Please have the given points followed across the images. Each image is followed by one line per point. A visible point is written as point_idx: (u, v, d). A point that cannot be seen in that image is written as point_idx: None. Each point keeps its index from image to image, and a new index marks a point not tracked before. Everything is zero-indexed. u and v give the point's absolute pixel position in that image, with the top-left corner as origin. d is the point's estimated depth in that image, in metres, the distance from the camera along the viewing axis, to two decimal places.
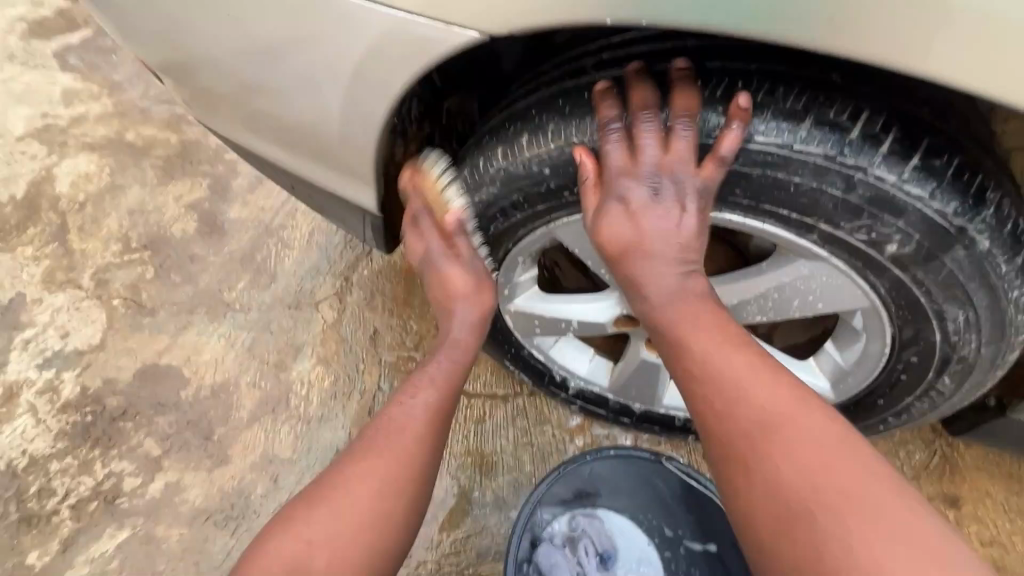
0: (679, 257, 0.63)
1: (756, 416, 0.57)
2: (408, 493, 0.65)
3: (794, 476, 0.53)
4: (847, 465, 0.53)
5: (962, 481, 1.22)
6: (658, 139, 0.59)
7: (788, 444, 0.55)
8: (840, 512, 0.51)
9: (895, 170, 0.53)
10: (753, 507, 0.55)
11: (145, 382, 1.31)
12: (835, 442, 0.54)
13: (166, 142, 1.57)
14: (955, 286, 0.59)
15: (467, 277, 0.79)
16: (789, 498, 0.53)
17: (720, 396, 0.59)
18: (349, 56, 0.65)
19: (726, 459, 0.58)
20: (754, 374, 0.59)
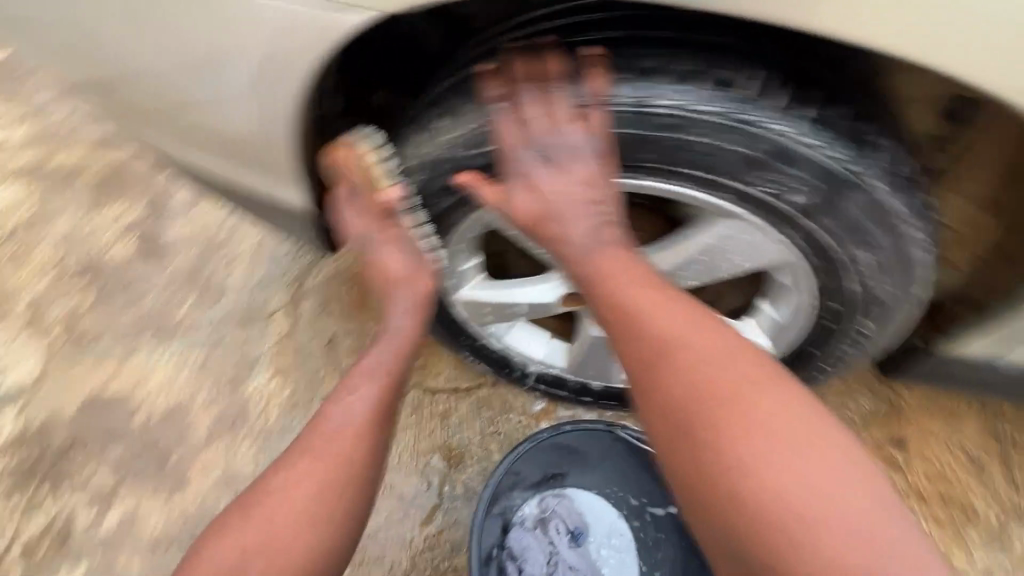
0: (586, 210, 0.59)
1: (681, 363, 0.54)
2: (346, 494, 0.65)
3: (724, 420, 0.52)
4: (768, 399, 0.52)
5: (907, 423, 1.29)
6: (538, 109, 0.59)
7: (714, 386, 0.53)
8: (766, 449, 0.50)
9: (787, 123, 0.56)
10: (686, 457, 0.53)
11: (93, 412, 1.26)
12: (754, 375, 0.54)
13: (97, 163, 1.50)
14: (859, 231, 0.63)
15: (405, 264, 0.78)
16: (721, 444, 0.51)
17: (645, 347, 0.56)
18: (252, 47, 0.64)
19: (654, 411, 0.55)
20: (676, 319, 0.56)
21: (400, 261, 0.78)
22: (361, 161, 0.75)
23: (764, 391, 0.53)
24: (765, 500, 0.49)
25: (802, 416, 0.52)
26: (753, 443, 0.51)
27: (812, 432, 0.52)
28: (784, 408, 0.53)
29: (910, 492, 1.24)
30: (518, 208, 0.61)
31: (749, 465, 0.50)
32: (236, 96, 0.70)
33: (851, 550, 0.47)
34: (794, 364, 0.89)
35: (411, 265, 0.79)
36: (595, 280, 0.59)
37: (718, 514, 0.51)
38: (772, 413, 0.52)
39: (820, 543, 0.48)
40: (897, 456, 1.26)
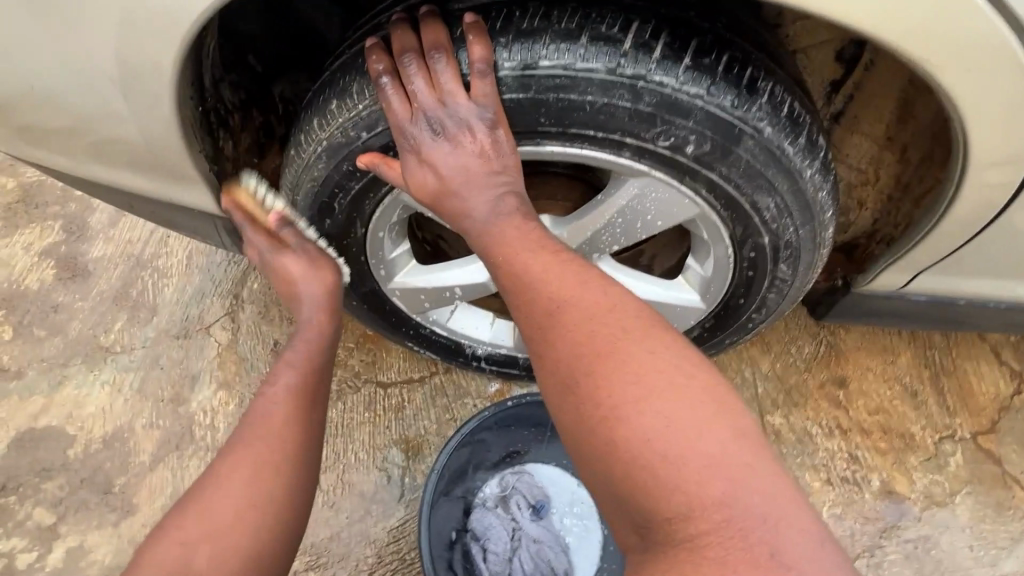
0: (481, 181, 0.60)
1: (566, 321, 0.55)
2: (280, 481, 0.59)
3: (602, 371, 0.52)
4: (650, 352, 0.52)
5: (845, 362, 1.35)
6: (423, 80, 0.57)
7: (595, 341, 0.53)
8: (640, 399, 0.49)
9: (670, 73, 0.56)
10: (569, 412, 0.53)
11: (25, 450, 1.19)
12: (638, 330, 0.54)
13: (3, 189, 1.40)
14: (757, 176, 0.64)
15: (304, 265, 0.76)
16: (598, 396, 0.51)
17: (534, 309, 0.57)
18: (107, 38, 0.61)
19: (543, 369, 0.56)
20: (563, 279, 0.57)
21: (298, 262, 0.76)
22: (243, 196, 0.78)
23: (646, 346, 0.52)
24: (634, 450, 0.48)
25: (684, 370, 0.51)
26: (627, 394, 0.50)
27: (694, 387, 0.50)
28: (667, 363, 0.51)
29: (855, 427, 1.30)
30: (417, 185, 0.61)
31: (622, 414, 0.49)
32: (110, 99, 0.67)
33: (723, 500, 0.45)
34: (725, 318, 0.91)
35: (310, 264, 0.76)
36: (487, 248, 0.61)
37: (596, 468, 0.51)
38: (651, 365, 0.51)
39: (685, 492, 0.46)
40: (839, 394, 1.32)
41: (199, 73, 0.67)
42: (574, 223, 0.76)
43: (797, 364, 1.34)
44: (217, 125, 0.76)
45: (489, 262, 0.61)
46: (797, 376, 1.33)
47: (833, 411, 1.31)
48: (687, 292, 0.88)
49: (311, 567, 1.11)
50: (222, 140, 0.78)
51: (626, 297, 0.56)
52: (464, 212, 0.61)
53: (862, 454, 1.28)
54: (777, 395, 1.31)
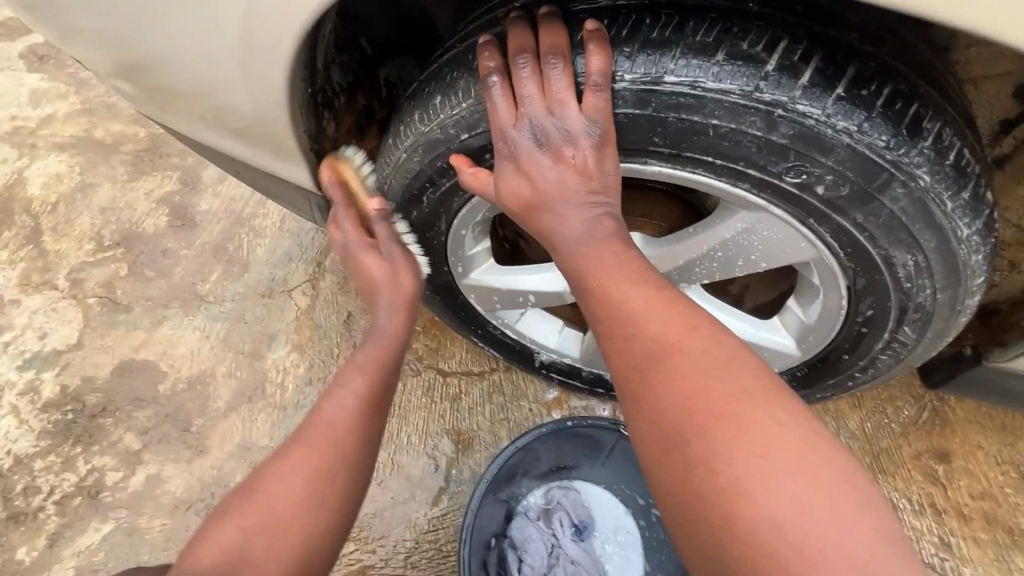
0: (582, 202, 0.57)
1: (674, 369, 0.51)
2: (341, 483, 0.63)
3: (715, 435, 0.47)
4: (770, 420, 0.47)
5: (953, 435, 1.18)
6: (534, 85, 0.54)
7: (706, 398, 0.48)
8: (764, 473, 0.45)
9: (817, 103, 0.48)
10: (671, 473, 0.48)
11: (123, 378, 1.31)
12: (755, 390, 0.49)
13: (136, 137, 1.54)
14: (899, 229, 0.55)
15: (382, 265, 0.72)
16: (711, 464, 0.46)
17: (638, 351, 0.53)
18: (232, 20, 0.63)
19: (640, 420, 0.52)
20: (674, 324, 0.53)
21: (376, 262, 0.72)
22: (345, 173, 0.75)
23: (765, 410, 0.47)
24: (759, 535, 0.43)
25: (810, 443, 0.46)
26: (748, 466, 0.45)
27: (822, 467, 0.45)
28: (791, 433, 0.47)
29: (953, 509, 1.14)
30: (514, 197, 0.59)
31: (742, 489, 0.45)
32: (230, 73, 0.70)
33: None
34: (821, 371, 0.82)
35: (383, 261, 0.72)
36: (584, 275, 0.57)
37: (703, 543, 0.46)
38: (774, 436, 0.46)
39: None
40: (938, 469, 1.16)
41: (313, 56, 0.68)
42: (666, 249, 0.70)
43: (892, 427, 1.19)
44: (322, 106, 0.77)
45: (583, 287, 0.58)
46: (890, 441, 1.18)
47: (928, 486, 1.16)
48: (779, 335, 0.80)
49: (353, 538, 1.14)
50: (326, 120, 0.80)
51: (737, 347, 0.52)
52: (569, 232, 0.58)
53: (956, 542, 1.12)
54: (864, 457, 1.18)
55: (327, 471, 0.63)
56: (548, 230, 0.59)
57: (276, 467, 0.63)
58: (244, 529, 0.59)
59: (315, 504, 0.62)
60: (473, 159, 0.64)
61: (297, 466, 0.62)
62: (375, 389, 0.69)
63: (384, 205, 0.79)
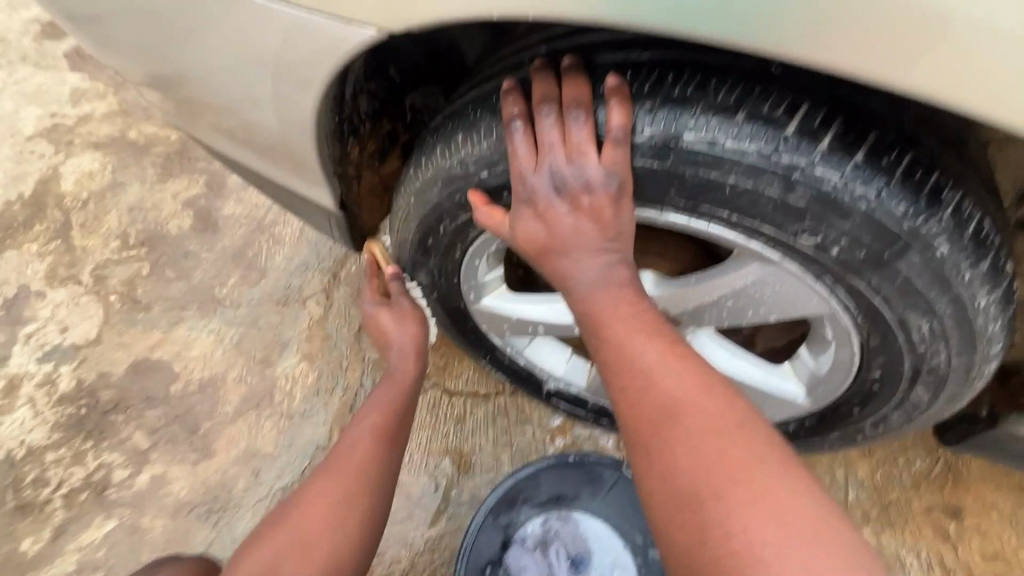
0: (596, 249, 0.58)
1: (689, 428, 0.51)
2: (360, 500, 0.74)
3: (732, 499, 0.47)
4: (786, 488, 0.47)
5: (965, 491, 1.15)
6: (554, 130, 0.55)
7: (724, 460, 0.49)
8: (783, 546, 0.44)
9: (836, 168, 0.49)
10: (685, 534, 0.48)
11: (137, 376, 1.33)
12: (772, 458, 0.49)
13: (167, 140, 1.59)
14: (914, 295, 0.55)
15: (396, 323, 0.87)
16: (728, 529, 0.46)
17: (653, 406, 0.54)
18: (267, 53, 0.66)
19: (654, 475, 0.52)
20: (691, 383, 0.53)
21: (392, 319, 0.87)
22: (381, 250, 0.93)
23: (782, 478, 0.48)
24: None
25: (825, 517, 0.46)
26: (766, 534, 0.45)
27: (839, 542, 0.45)
28: (806, 503, 0.47)
29: (962, 569, 1.11)
30: (529, 237, 0.60)
31: (760, 558, 0.44)
32: (260, 98, 0.73)
33: None
34: (832, 422, 0.80)
35: (399, 318, 0.87)
36: (600, 325, 0.58)
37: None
38: (792, 505, 0.46)
39: None
40: (949, 526, 1.13)
41: (342, 88, 0.70)
42: (675, 292, 0.70)
43: (903, 479, 1.16)
44: (348, 133, 0.79)
45: (597, 336, 0.59)
46: (900, 493, 1.15)
47: (937, 543, 1.12)
48: (790, 382, 0.79)
49: None
50: (351, 145, 0.81)
51: (749, 410, 0.53)
52: (586, 281, 0.59)
53: None
54: (872, 508, 1.15)
55: (347, 489, 0.74)
56: (565, 276, 0.60)
57: (302, 496, 0.74)
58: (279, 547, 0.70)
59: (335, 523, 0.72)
60: (487, 197, 0.66)
61: (323, 491, 0.74)
62: (387, 425, 0.81)
63: (402, 230, 0.81)
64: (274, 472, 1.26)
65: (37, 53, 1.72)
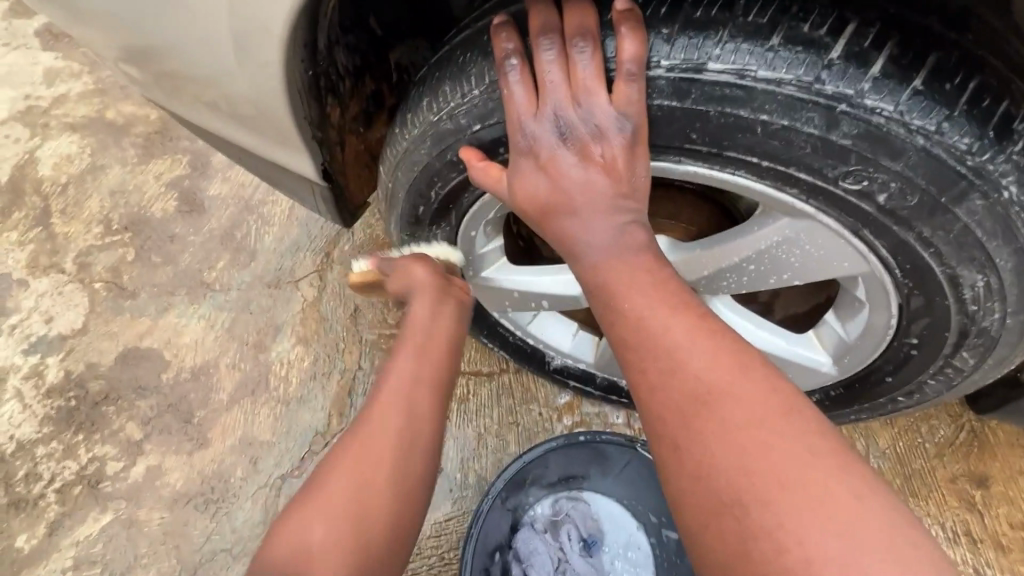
0: (612, 209, 0.52)
1: (722, 415, 0.44)
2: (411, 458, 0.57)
3: (781, 504, 0.40)
4: (843, 490, 0.40)
5: (992, 459, 1.10)
6: (558, 69, 0.48)
7: (765, 456, 0.42)
8: (844, 559, 0.37)
9: (889, 98, 0.42)
10: (723, 541, 0.41)
11: (126, 366, 1.28)
12: (824, 452, 0.42)
13: (146, 119, 1.51)
14: (972, 246, 0.48)
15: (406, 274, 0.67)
16: (777, 541, 0.39)
17: (681, 393, 0.47)
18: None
19: (683, 473, 0.45)
20: (723, 364, 0.46)
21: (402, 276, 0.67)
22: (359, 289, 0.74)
23: (838, 477, 0.41)
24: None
25: (895, 524, 0.39)
26: (824, 545, 0.38)
27: (913, 556, 0.38)
28: (871, 510, 0.39)
29: (988, 538, 1.07)
30: (529, 197, 0.53)
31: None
32: (221, 52, 0.64)
33: None
34: (859, 392, 0.75)
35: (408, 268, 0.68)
36: (617, 301, 0.52)
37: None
38: (854, 511, 0.39)
39: None
40: (976, 495, 1.09)
41: (314, 36, 0.62)
42: (691, 257, 0.64)
43: (926, 448, 1.11)
44: (326, 91, 0.70)
45: (612, 311, 0.52)
46: (924, 462, 1.11)
47: (963, 513, 1.08)
48: (815, 351, 0.73)
49: None
50: (330, 106, 0.73)
51: (793, 395, 0.45)
52: (597, 249, 0.52)
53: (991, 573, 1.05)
54: (895, 479, 1.10)
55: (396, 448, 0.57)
56: (571, 244, 0.53)
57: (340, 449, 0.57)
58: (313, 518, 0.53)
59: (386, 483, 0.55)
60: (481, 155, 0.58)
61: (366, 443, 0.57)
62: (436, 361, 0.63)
63: (392, 204, 0.74)
64: (273, 460, 1.21)
65: (5, 31, 1.63)
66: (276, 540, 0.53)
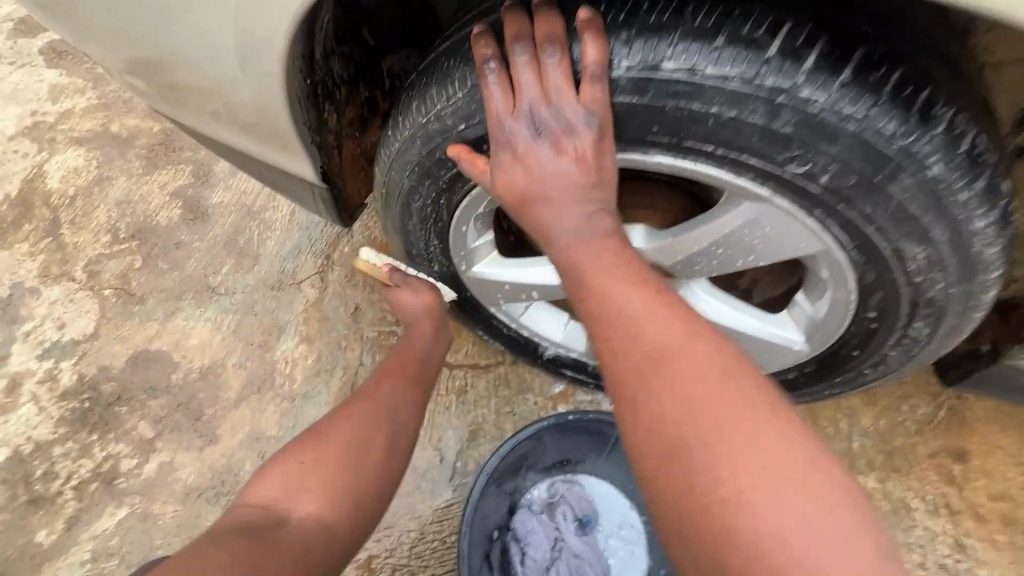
0: (585, 200, 0.57)
1: (674, 374, 0.51)
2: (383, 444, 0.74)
3: (721, 448, 0.47)
4: (775, 434, 0.47)
5: (970, 434, 1.15)
6: (530, 71, 0.54)
7: (710, 408, 0.48)
8: (771, 491, 0.44)
9: (823, 89, 0.47)
10: (673, 482, 0.48)
11: (137, 367, 1.33)
12: (761, 404, 0.48)
13: (150, 132, 1.57)
14: (910, 221, 0.54)
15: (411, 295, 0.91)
16: (716, 479, 0.46)
17: (639, 356, 0.53)
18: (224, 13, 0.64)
19: (640, 427, 0.51)
20: (676, 331, 0.53)
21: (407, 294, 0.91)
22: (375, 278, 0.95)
23: (772, 425, 0.47)
24: (764, 549, 0.42)
25: (818, 461, 0.46)
26: (755, 480, 0.45)
27: (830, 486, 0.45)
28: (798, 451, 0.46)
29: (968, 509, 1.11)
30: (507, 187, 0.59)
31: (749, 502, 0.44)
32: (224, 64, 0.70)
33: None
34: (831, 368, 0.80)
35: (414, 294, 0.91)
36: (583, 279, 0.57)
37: (707, 563, 0.45)
38: (783, 452, 0.46)
39: None
40: (955, 469, 1.13)
41: (311, 46, 0.68)
42: (665, 244, 0.69)
43: (907, 426, 1.16)
44: (323, 98, 0.76)
45: (579, 289, 0.58)
46: (905, 439, 1.15)
47: (943, 486, 1.13)
48: (787, 330, 0.78)
49: None
50: (327, 112, 0.79)
51: (736, 356, 0.52)
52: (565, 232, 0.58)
53: (970, 543, 1.09)
54: (877, 456, 1.15)
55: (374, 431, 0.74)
56: (543, 230, 0.59)
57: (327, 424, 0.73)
58: (298, 468, 0.66)
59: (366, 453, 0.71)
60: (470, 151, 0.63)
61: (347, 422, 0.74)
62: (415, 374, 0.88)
63: (388, 201, 0.80)
64: None
65: (11, 51, 1.69)
66: (262, 488, 0.64)
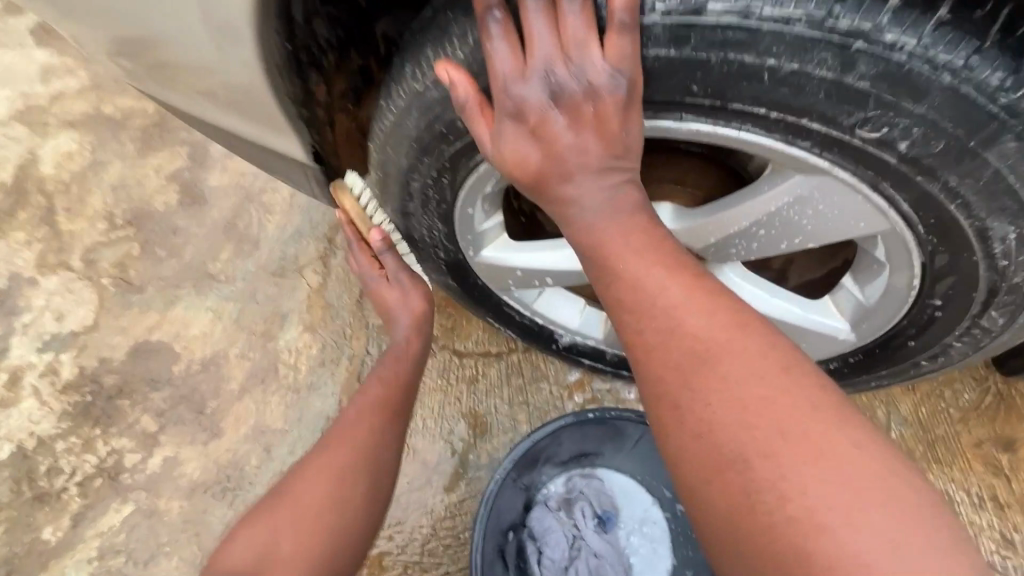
0: (605, 173, 0.49)
1: (722, 372, 0.44)
2: (361, 482, 0.71)
3: (783, 456, 0.41)
4: (841, 437, 0.41)
5: (1020, 422, 1.06)
6: (545, 22, 0.45)
7: (766, 410, 0.42)
8: (845, 504, 0.39)
9: (912, 32, 0.40)
10: (728, 495, 0.42)
11: (139, 360, 1.29)
12: (823, 404, 0.43)
13: (144, 112, 1.49)
14: (1003, 194, 0.47)
15: (399, 297, 0.79)
16: (779, 492, 0.40)
17: (680, 351, 0.46)
18: None
19: (685, 433, 0.45)
20: (721, 321, 0.46)
21: (395, 295, 0.79)
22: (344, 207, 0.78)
23: (837, 428, 0.42)
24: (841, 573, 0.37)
25: (889, 465, 0.41)
26: (826, 493, 0.39)
27: (907, 494, 0.40)
28: (868, 456, 0.41)
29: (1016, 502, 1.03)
30: (518, 161, 0.50)
31: (821, 519, 0.39)
32: (191, 28, 0.62)
33: None
34: (879, 360, 0.71)
35: (403, 296, 0.79)
36: (611, 262, 0.50)
37: None
38: (852, 458, 0.40)
39: None
40: (1002, 459, 1.05)
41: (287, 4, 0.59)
42: (696, 225, 0.61)
43: (950, 413, 1.08)
44: (307, 65, 0.68)
45: (606, 274, 0.50)
46: (948, 428, 1.07)
47: (990, 478, 1.05)
48: (831, 318, 0.70)
49: None
50: (314, 82, 0.71)
51: (788, 348, 0.46)
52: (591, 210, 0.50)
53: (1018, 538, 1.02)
54: (917, 445, 1.07)
55: (347, 471, 0.71)
56: (564, 207, 0.51)
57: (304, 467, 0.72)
58: (274, 527, 0.68)
59: (341, 498, 0.70)
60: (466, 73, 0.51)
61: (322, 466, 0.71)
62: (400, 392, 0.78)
63: (386, 182, 0.72)
64: (287, 448, 1.22)
65: None
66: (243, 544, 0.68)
